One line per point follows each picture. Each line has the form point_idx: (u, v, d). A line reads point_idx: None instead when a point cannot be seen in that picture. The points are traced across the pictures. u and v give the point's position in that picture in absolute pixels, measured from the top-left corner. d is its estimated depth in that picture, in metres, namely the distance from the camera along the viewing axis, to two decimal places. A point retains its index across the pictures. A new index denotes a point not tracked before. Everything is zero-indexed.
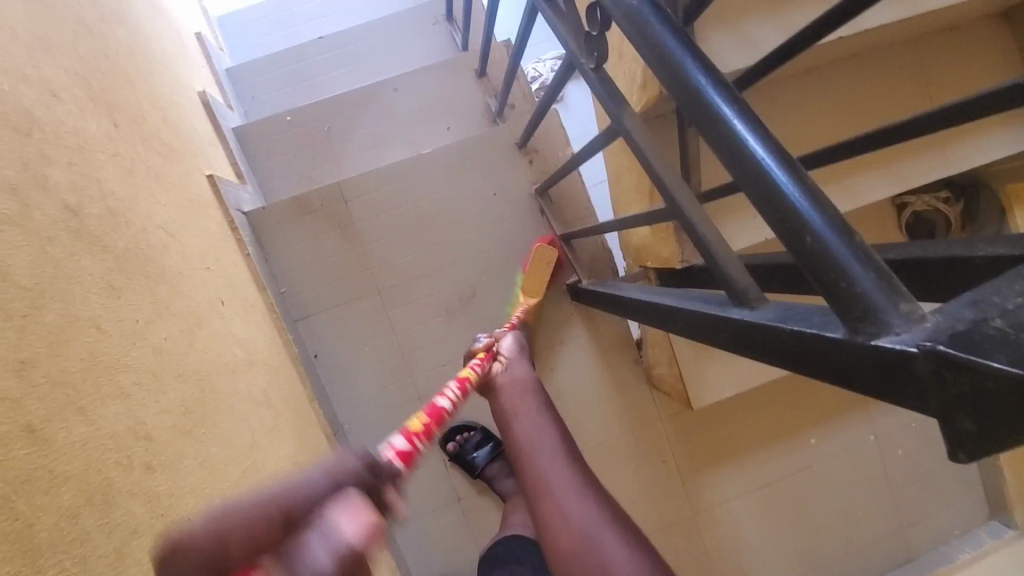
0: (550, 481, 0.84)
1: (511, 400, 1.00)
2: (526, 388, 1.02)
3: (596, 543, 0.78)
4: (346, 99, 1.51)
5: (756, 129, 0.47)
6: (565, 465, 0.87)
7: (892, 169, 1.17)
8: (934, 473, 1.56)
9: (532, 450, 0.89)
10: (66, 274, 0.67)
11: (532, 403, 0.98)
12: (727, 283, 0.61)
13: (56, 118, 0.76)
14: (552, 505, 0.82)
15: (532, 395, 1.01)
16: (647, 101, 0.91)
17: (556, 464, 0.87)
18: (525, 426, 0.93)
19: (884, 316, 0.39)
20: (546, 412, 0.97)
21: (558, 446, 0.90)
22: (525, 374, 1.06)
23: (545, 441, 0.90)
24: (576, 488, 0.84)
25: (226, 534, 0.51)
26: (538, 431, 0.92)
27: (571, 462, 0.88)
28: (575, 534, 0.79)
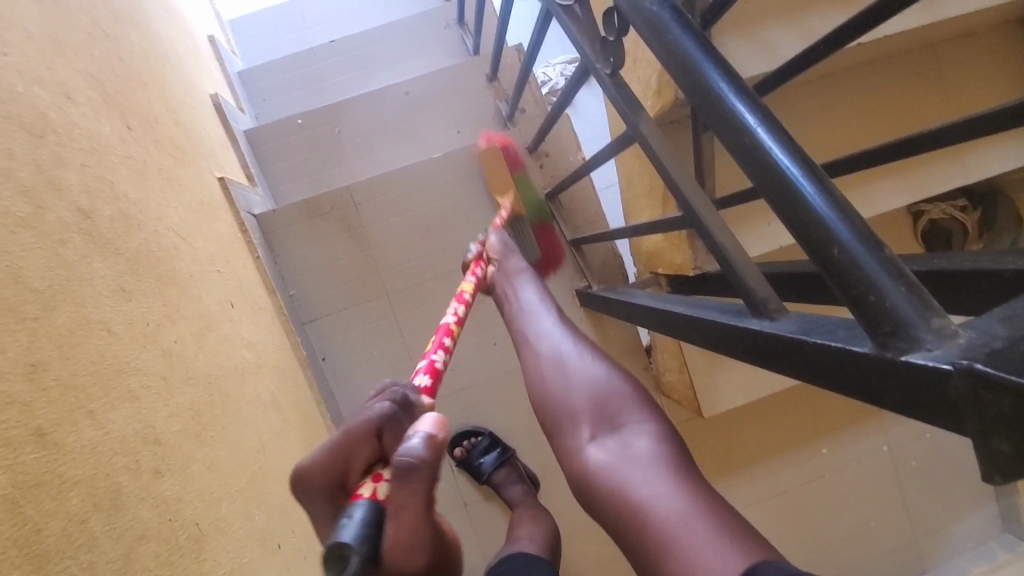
0: (528, 332, 0.85)
1: (501, 278, 1.02)
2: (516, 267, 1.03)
3: (563, 370, 0.76)
4: (357, 102, 1.51)
5: (780, 138, 0.45)
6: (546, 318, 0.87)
7: (909, 177, 1.16)
8: (950, 485, 1.53)
9: (520, 310, 0.92)
10: (78, 276, 0.67)
11: (521, 275, 1.00)
12: (744, 291, 0.60)
13: (70, 120, 0.76)
14: (529, 345, 0.83)
15: (523, 275, 1.00)
16: (661, 106, 0.90)
17: (540, 316, 0.88)
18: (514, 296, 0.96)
19: (914, 331, 0.38)
20: (536, 281, 0.98)
21: (544, 304, 0.90)
22: (515, 263, 1.04)
23: (532, 302, 0.92)
24: (556, 330, 0.83)
25: (339, 459, 0.57)
26: (525, 299, 0.93)
27: (555, 316, 0.87)
28: (547, 361, 0.78)
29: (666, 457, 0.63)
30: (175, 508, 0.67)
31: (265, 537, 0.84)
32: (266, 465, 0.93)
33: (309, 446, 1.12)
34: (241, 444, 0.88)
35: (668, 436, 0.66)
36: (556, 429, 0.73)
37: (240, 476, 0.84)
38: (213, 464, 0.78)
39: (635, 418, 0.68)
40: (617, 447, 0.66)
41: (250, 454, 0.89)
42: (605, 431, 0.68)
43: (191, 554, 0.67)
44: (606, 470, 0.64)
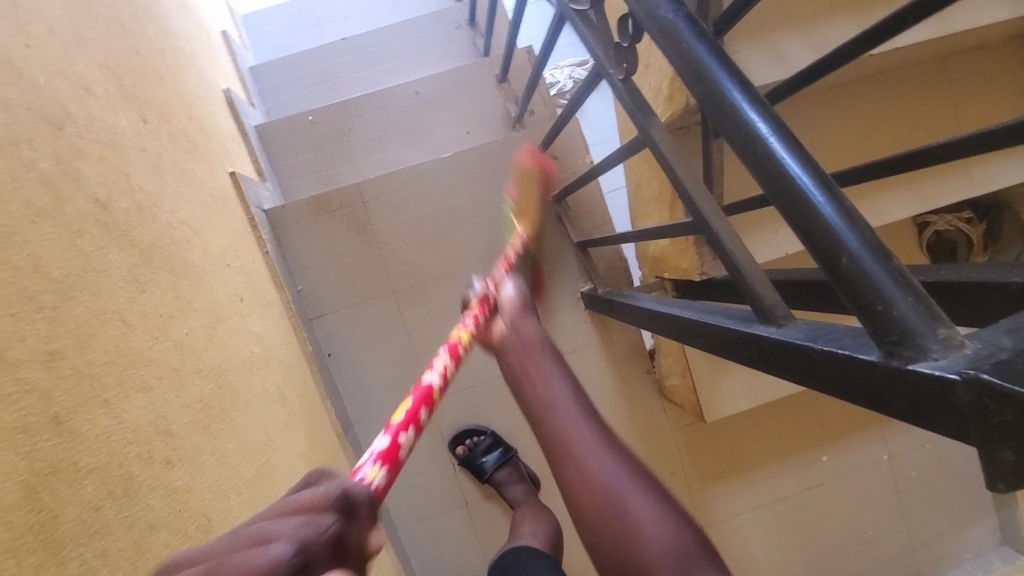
0: (570, 444, 0.71)
1: (513, 347, 0.88)
2: (532, 338, 0.89)
3: (623, 510, 0.66)
4: (367, 100, 1.52)
5: (792, 147, 0.46)
6: (587, 426, 0.73)
7: (915, 188, 1.16)
8: (949, 496, 1.53)
9: (549, 405, 0.76)
10: (95, 267, 0.67)
11: (543, 355, 0.85)
12: (752, 296, 0.60)
13: (88, 113, 0.77)
14: (573, 463, 0.70)
15: (542, 349, 0.86)
16: (672, 112, 0.90)
17: (578, 421, 0.74)
18: (538, 383, 0.80)
19: (921, 341, 0.39)
20: (559, 365, 0.83)
21: (578, 404, 0.76)
22: (534, 332, 0.90)
23: (562, 397, 0.77)
24: (602, 445, 0.71)
25: None
26: (554, 390, 0.78)
27: (594, 423, 0.74)
28: (600, 496, 0.67)
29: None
30: (185, 498, 0.68)
31: None
32: (273, 458, 0.94)
33: (314, 441, 1.13)
34: (249, 436, 0.88)
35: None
36: None
37: (248, 469, 0.84)
38: (221, 456, 0.79)
39: None
40: None
41: (257, 447, 0.90)
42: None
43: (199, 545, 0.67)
44: None
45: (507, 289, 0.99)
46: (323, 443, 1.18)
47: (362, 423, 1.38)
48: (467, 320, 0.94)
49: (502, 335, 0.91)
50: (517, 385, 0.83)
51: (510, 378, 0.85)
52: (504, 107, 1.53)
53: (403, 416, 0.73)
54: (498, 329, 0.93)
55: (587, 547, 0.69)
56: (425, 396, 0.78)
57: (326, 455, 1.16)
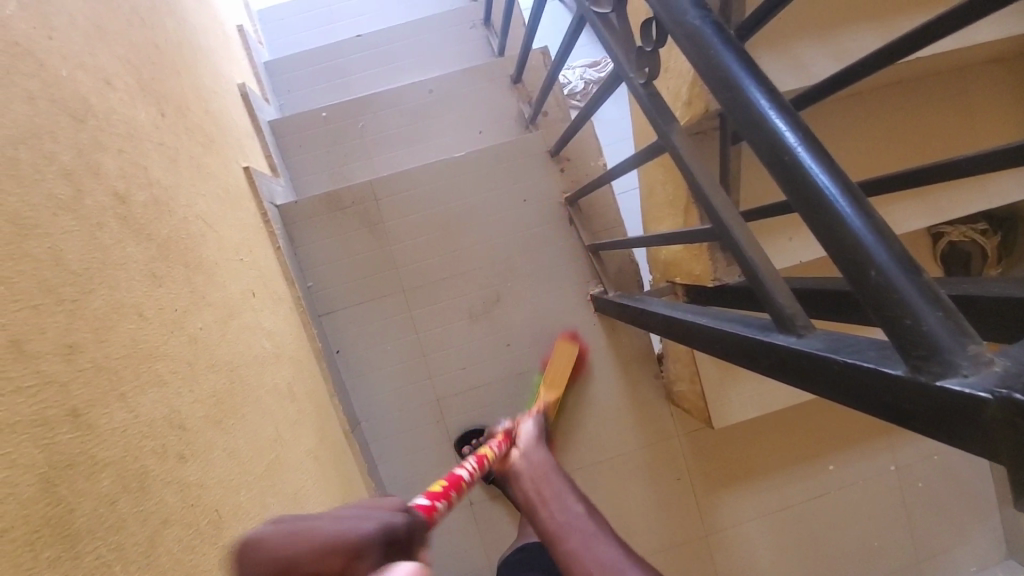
0: (589, 566, 0.78)
1: (527, 471, 0.95)
2: (540, 461, 0.96)
3: None
4: (381, 98, 1.52)
5: (819, 157, 0.46)
6: (603, 544, 0.80)
7: (931, 199, 1.15)
8: (955, 508, 1.52)
9: (565, 532, 0.83)
10: (113, 260, 0.68)
11: (555, 476, 0.92)
12: (772, 307, 0.60)
13: (109, 106, 0.77)
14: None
15: (554, 472, 0.94)
16: (691, 117, 0.90)
17: (590, 537, 0.81)
18: (553, 507, 0.86)
19: (950, 358, 0.38)
20: (571, 488, 0.90)
21: (590, 524, 0.83)
22: (544, 458, 0.98)
23: (576, 520, 0.84)
24: (618, 559, 0.78)
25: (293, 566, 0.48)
26: (569, 517, 0.84)
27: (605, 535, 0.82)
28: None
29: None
30: (197, 493, 0.68)
31: None
32: (283, 454, 0.94)
33: (322, 438, 1.13)
34: (259, 432, 0.89)
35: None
36: None
37: (258, 465, 0.85)
38: (232, 451, 0.79)
39: None
40: None
41: (267, 444, 0.90)
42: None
43: (210, 540, 0.67)
44: None
45: (526, 423, 1.09)
46: (331, 440, 1.18)
47: (369, 420, 1.38)
48: (492, 445, 0.98)
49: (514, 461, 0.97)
50: (531, 514, 0.87)
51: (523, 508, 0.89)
52: (518, 107, 1.53)
53: (437, 489, 0.80)
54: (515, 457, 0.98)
55: None
56: (456, 481, 0.84)
57: (333, 452, 1.16)
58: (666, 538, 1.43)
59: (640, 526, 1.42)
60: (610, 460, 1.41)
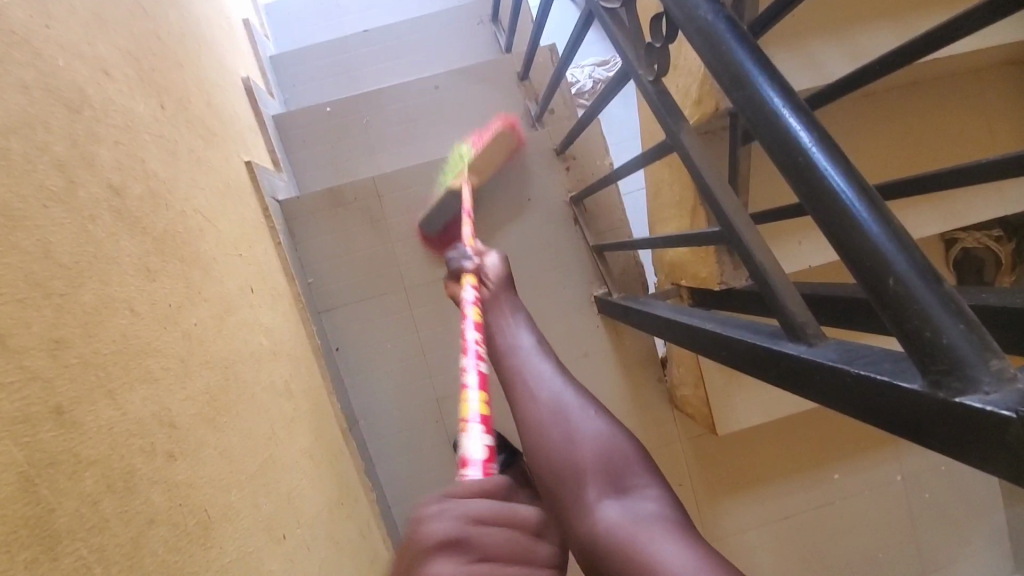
0: (525, 372, 0.84)
1: (494, 313, 0.98)
2: (508, 302, 1.00)
3: (565, 417, 0.76)
4: (386, 93, 1.50)
5: (836, 158, 0.43)
6: (542, 360, 0.87)
7: (946, 204, 1.12)
8: (965, 521, 1.48)
9: (510, 350, 0.90)
10: (106, 254, 0.66)
11: (513, 313, 0.98)
12: (781, 313, 0.57)
13: (106, 97, 0.76)
14: (525, 387, 0.82)
15: (517, 313, 0.98)
16: (700, 115, 0.88)
17: (534, 359, 0.87)
18: (505, 333, 0.93)
19: (972, 372, 0.36)
20: (524, 320, 0.97)
21: (540, 355, 0.87)
22: (510, 299, 1.01)
23: (524, 345, 0.90)
24: (554, 376, 0.83)
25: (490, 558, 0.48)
26: (517, 337, 0.92)
27: (552, 364, 0.86)
28: (548, 408, 0.78)
29: (672, 523, 0.67)
30: (185, 493, 0.66)
31: (272, 527, 0.83)
32: (277, 453, 0.93)
33: (318, 437, 1.11)
34: (253, 429, 0.87)
35: (671, 501, 0.70)
36: (554, 481, 0.72)
37: (251, 464, 0.83)
38: (224, 450, 0.77)
39: (643, 479, 0.71)
40: (624, 514, 0.68)
41: (260, 442, 0.88)
42: (613, 498, 0.69)
43: (198, 542, 0.66)
44: (617, 536, 0.66)
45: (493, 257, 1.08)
46: (328, 438, 1.16)
47: (368, 419, 1.36)
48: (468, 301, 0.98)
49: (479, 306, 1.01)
50: (487, 337, 0.95)
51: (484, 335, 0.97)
52: (524, 105, 1.51)
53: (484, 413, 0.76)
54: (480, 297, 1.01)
55: (528, 458, 0.76)
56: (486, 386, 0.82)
57: (330, 451, 1.15)
58: None
59: None
60: None
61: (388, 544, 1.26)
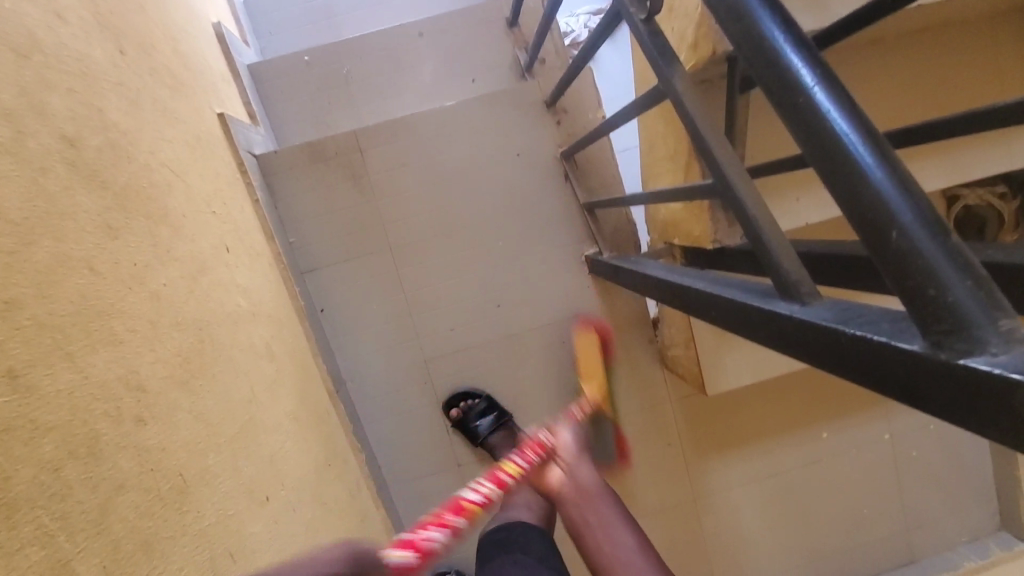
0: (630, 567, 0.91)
1: (581, 504, 1.03)
2: (590, 485, 1.06)
3: None
4: (368, 41, 1.42)
5: (841, 98, 0.39)
6: (648, 560, 0.93)
7: (949, 159, 1.08)
8: (951, 479, 1.49)
9: (617, 556, 0.94)
10: (60, 209, 0.62)
11: (607, 505, 1.03)
12: (774, 270, 0.54)
13: (59, 41, 0.70)
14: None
15: (604, 503, 1.03)
16: (696, 61, 0.82)
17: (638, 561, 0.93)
18: (604, 532, 0.98)
19: (978, 333, 0.33)
20: (621, 516, 1.01)
21: (637, 542, 0.96)
22: (591, 480, 1.06)
23: (628, 549, 0.95)
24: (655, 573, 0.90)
25: None
26: (621, 540, 0.96)
27: (642, 545, 0.96)
28: None
29: None
30: (157, 458, 0.64)
31: (254, 489, 0.82)
32: (258, 416, 0.91)
33: (303, 398, 1.10)
34: (231, 393, 0.85)
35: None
36: None
37: (230, 427, 0.81)
38: (200, 414, 0.75)
39: None
40: None
41: (240, 405, 0.86)
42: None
43: (173, 506, 0.64)
44: None
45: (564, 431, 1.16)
46: (314, 400, 1.15)
47: (355, 381, 1.34)
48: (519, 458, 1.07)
49: (562, 483, 1.07)
50: (581, 532, 1.00)
51: (574, 528, 1.01)
52: (514, 54, 1.43)
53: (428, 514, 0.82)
54: (557, 475, 1.08)
55: None
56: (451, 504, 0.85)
57: (316, 412, 1.13)
58: (654, 502, 1.42)
59: (628, 490, 1.41)
60: None
61: (378, 503, 1.27)
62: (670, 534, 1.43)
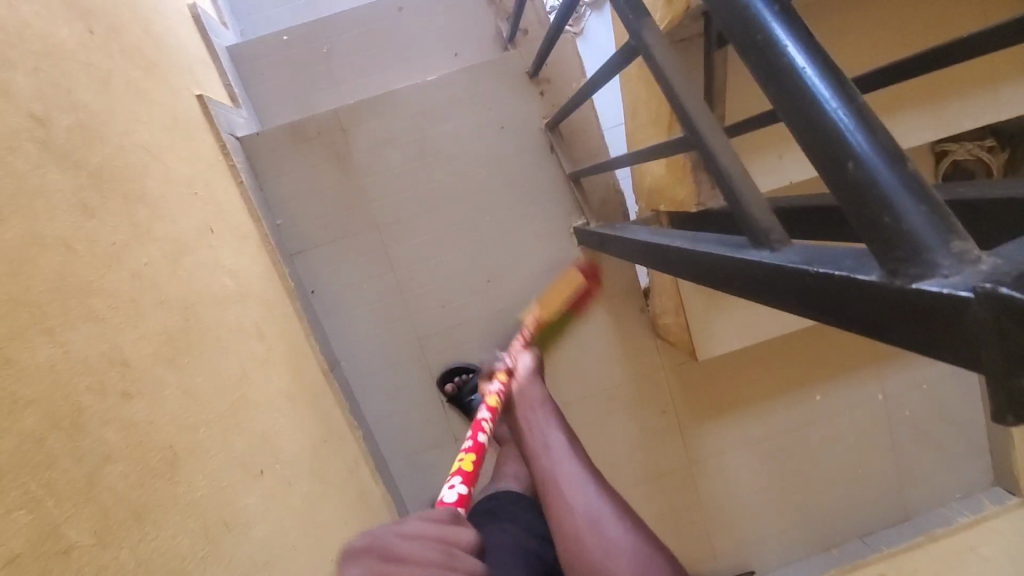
0: (559, 479, 0.87)
1: (523, 409, 1.05)
2: (536, 397, 1.08)
3: (601, 523, 0.80)
4: (347, 18, 1.40)
5: (797, 31, 0.39)
6: (578, 461, 0.90)
7: (931, 111, 1.08)
8: (945, 435, 1.50)
9: (543, 449, 0.94)
10: (32, 188, 0.62)
11: (544, 412, 1.03)
12: (746, 218, 0.54)
13: (21, 19, 0.69)
14: (559, 497, 0.85)
15: (546, 408, 1.04)
16: (670, 18, 0.81)
17: (564, 459, 0.91)
18: (534, 432, 0.98)
19: (931, 256, 0.33)
20: (555, 418, 1.02)
21: (568, 446, 0.94)
22: (536, 392, 1.09)
23: (555, 443, 0.95)
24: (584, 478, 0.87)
25: None
26: (547, 436, 0.96)
27: (568, 442, 0.96)
28: (583, 520, 0.80)
29: None
30: (145, 431, 0.65)
31: (248, 462, 0.83)
32: (251, 393, 0.92)
33: (296, 377, 1.11)
34: (220, 370, 0.86)
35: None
36: None
37: (221, 403, 0.82)
38: (188, 390, 0.76)
39: None
40: None
41: (229, 382, 0.86)
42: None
43: (164, 477, 0.65)
44: None
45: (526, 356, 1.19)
46: (307, 378, 1.15)
47: (349, 360, 1.35)
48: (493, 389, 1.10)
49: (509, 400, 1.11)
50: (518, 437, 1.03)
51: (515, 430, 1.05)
52: (496, 26, 1.42)
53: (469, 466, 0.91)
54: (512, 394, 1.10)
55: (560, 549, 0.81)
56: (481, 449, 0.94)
57: (310, 391, 1.14)
58: (649, 469, 1.44)
59: (624, 458, 1.43)
60: (595, 394, 1.40)
61: (377, 479, 1.29)
62: (667, 500, 1.45)
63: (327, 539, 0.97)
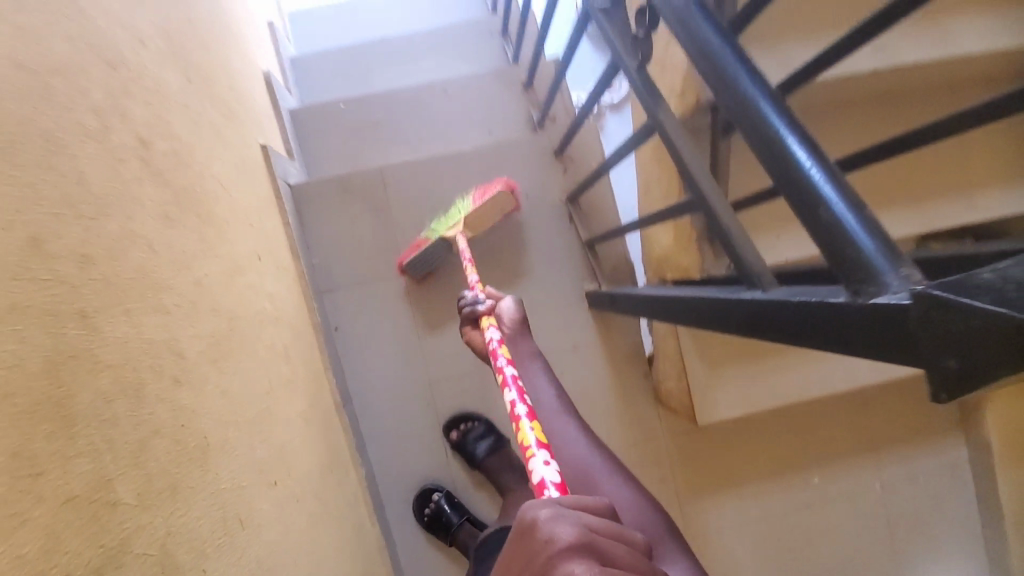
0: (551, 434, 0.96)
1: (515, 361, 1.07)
2: (526, 350, 1.09)
3: (592, 478, 0.90)
4: (399, 94, 1.59)
5: (783, 113, 0.51)
6: (569, 420, 0.98)
7: (914, 210, 1.20)
8: (946, 532, 1.49)
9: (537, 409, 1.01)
10: (132, 193, 0.73)
11: (533, 364, 1.08)
12: (744, 269, 0.63)
13: (141, 63, 0.84)
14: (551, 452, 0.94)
15: (535, 360, 1.08)
16: (684, 109, 0.95)
17: (560, 419, 0.98)
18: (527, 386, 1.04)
19: (882, 278, 0.42)
20: (547, 373, 1.06)
21: (560, 405, 1.00)
22: (527, 347, 1.10)
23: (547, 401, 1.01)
24: (577, 440, 0.95)
25: None
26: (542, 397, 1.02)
27: (564, 406, 1.01)
28: (572, 470, 0.91)
29: None
30: (187, 416, 0.71)
31: (263, 469, 0.87)
32: (274, 408, 0.97)
33: (313, 403, 1.16)
34: (252, 380, 0.92)
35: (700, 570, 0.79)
36: None
37: (248, 410, 0.88)
38: (225, 390, 0.82)
39: (671, 553, 0.80)
40: None
41: (258, 393, 0.92)
42: None
43: (197, 462, 0.71)
44: None
45: (506, 300, 1.16)
46: (322, 407, 1.20)
47: (361, 399, 1.40)
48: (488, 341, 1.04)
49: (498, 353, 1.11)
50: None
51: None
52: (528, 112, 1.60)
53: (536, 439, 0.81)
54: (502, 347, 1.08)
55: None
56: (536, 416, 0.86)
57: (323, 420, 1.19)
58: None
59: None
60: None
61: (374, 520, 1.29)
62: None
63: (323, 565, 0.98)
